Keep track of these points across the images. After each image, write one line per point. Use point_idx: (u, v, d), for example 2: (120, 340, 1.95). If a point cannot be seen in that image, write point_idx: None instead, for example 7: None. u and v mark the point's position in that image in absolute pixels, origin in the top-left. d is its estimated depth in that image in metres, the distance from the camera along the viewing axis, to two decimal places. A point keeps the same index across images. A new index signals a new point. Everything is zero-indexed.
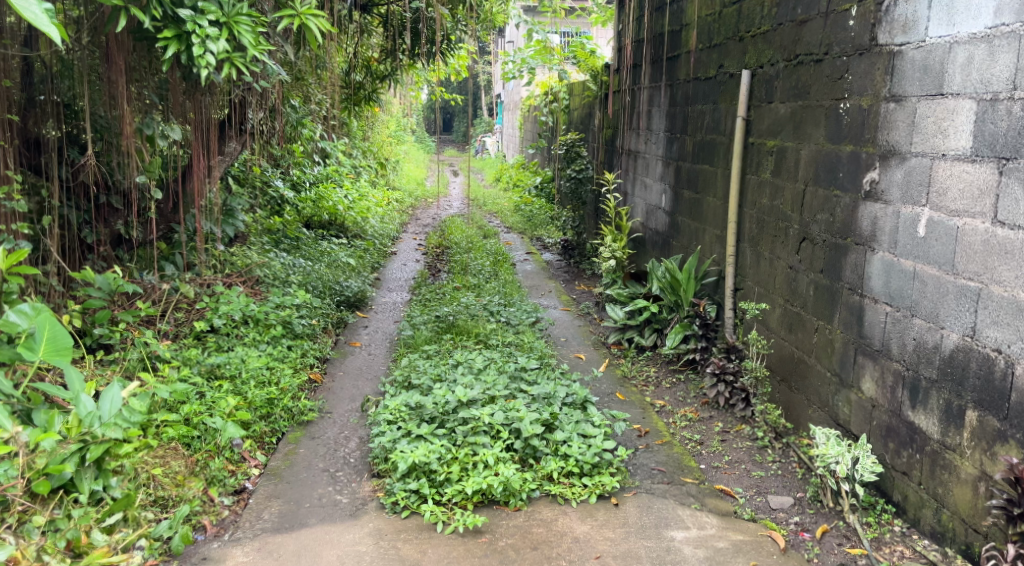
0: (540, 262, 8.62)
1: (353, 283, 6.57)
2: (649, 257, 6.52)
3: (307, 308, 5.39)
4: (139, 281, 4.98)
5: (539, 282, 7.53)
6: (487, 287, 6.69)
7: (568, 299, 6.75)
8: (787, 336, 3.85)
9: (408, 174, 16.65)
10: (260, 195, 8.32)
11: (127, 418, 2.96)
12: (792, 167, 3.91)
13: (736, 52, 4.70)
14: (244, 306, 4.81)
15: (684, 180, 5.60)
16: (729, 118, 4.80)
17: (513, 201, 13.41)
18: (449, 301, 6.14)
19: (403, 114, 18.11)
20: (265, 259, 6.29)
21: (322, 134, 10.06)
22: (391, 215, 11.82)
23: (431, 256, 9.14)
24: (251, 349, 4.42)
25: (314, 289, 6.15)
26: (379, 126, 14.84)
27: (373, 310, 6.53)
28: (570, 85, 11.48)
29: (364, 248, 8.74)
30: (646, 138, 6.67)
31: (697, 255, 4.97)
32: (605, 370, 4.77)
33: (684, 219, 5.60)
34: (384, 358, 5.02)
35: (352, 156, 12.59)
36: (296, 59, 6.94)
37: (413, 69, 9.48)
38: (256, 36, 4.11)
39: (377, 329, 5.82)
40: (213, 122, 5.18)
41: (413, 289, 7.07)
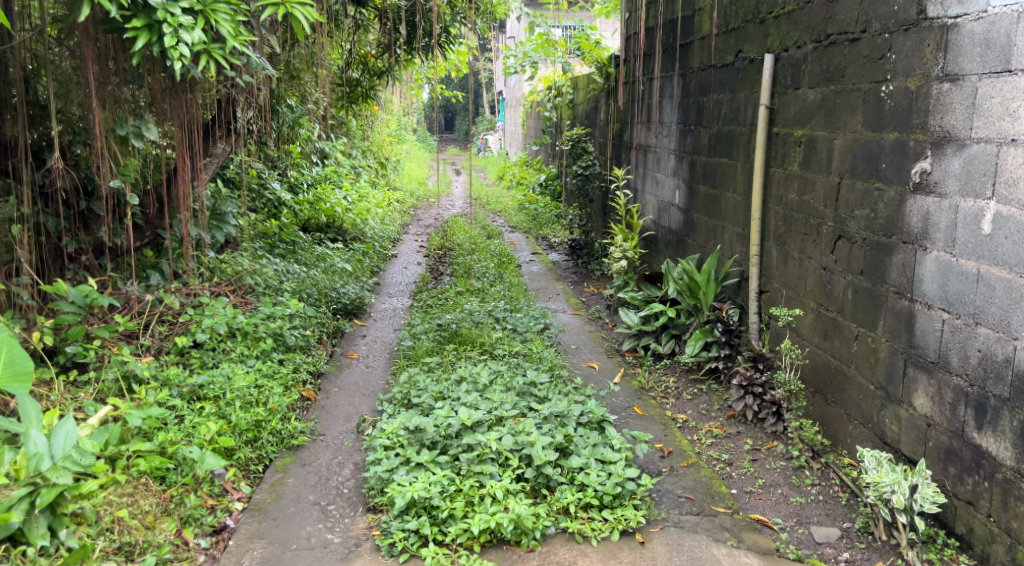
0: (545, 263, 8.30)
1: (350, 289, 6.26)
2: (663, 257, 6.18)
3: (301, 319, 5.07)
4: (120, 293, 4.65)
5: (545, 285, 7.19)
6: (492, 291, 6.35)
7: (577, 302, 6.41)
8: (822, 344, 3.50)
9: (409, 174, 16.32)
10: (256, 198, 8.00)
11: (78, 460, 2.67)
12: (824, 159, 3.57)
13: (756, 36, 4.36)
14: (232, 317, 4.49)
15: (700, 175, 5.26)
16: (749, 107, 4.47)
17: (517, 200, 13.09)
18: (453, 307, 5.79)
19: (403, 112, 17.77)
20: (257, 265, 5.97)
21: (318, 134, 9.74)
22: (391, 216, 11.50)
23: (433, 259, 8.82)
24: (238, 366, 4.11)
25: (309, 297, 5.84)
26: (379, 126, 14.52)
27: (372, 317, 6.22)
28: (574, 79, 11.16)
29: (363, 251, 8.41)
30: (658, 131, 6.33)
31: (717, 256, 4.64)
32: (621, 381, 4.43)
33: (699, 216, 5.27)
34: (382, 371, 4.70)
35: (351, 155, 12.27)
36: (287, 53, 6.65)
37: (412, 64, 9.16)
38: (236, 25, 3.80)
39: (376, 338, 5.50)
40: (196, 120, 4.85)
41: (414, 294, 6.76)
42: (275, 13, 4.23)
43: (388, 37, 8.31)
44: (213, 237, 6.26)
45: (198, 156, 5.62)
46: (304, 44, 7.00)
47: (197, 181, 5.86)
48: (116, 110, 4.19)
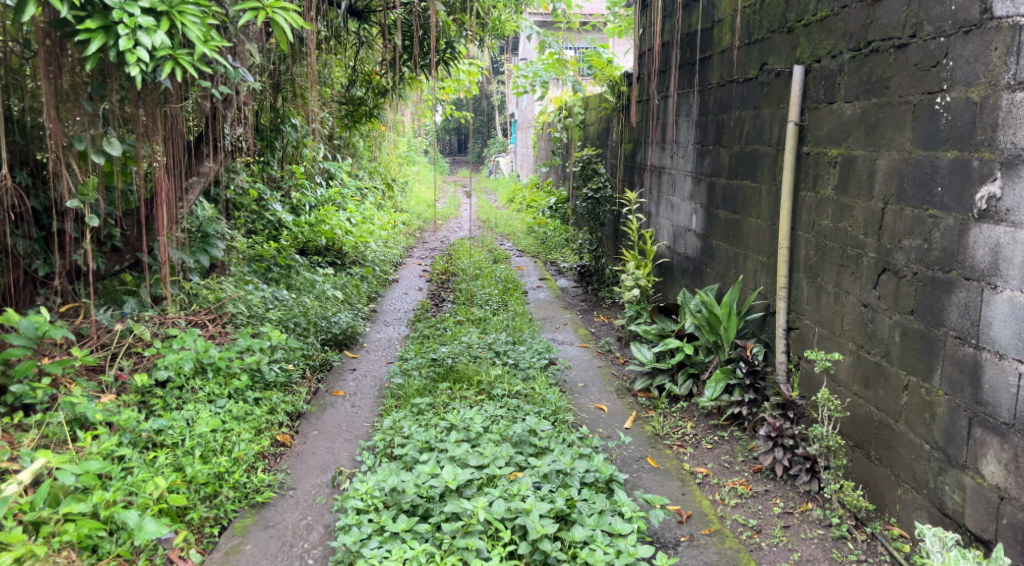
0: (553, 290, 7.89)
1: (342, 317, 5.88)
2: (678, 286, 5.76)
3: (284, 351, 4.68)
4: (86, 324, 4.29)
5: (552, 313, 6.77)
6: (495, 321, 5.92)
7: (586, 334, 5.99)
8: (862, 392, 3.06)
9: (417, 196, 15.98)
10: (254, 219, 7.63)
11: None
12: (864, 181, 3.14)
13: (783, 46, 3.93)
14: (203, 351, 4.08)
15: (719, 199, 4.84)
16: (774, 125, 4.03)
17: (526, 223, 12.72)
18: (453, 338, 5.37)
19: (413, 133, 17.45)
20: (242, 292, 5.59)
21: (320, 154, 9.39)
22: (396, 239, 11.13)
23: (435, 284, 8.44)
24: (205, 408, 3.71)
25: (296, 327, 5.45)
26: (387, 146, 14.19)
27: (365, 348, 5.82)
28: (585, 99, 10.81)
29: (361, 276, 8.04)
30: (673, 152, 5.93)
31: (739, 287, 4.19)
32: (633, 427, 3.95)
33: (719, 243, 4.84)
34: (368, 412, 4.27)
35: (356, 177, 11.95)
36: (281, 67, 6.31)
37: (417, 82, 8.83)
38: (207, 29, 3.45)
39: (366, 372, 5.10)
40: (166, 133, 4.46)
41: (412, 323, 6.36)
42: (256, 18, 3.88)
43: (391, 53, 7.97)
44: (197, 261, 5.81)
45: (180, 176, 5.26)
46: (300, 59, 6.65)
47: (181, 202, 5.50)
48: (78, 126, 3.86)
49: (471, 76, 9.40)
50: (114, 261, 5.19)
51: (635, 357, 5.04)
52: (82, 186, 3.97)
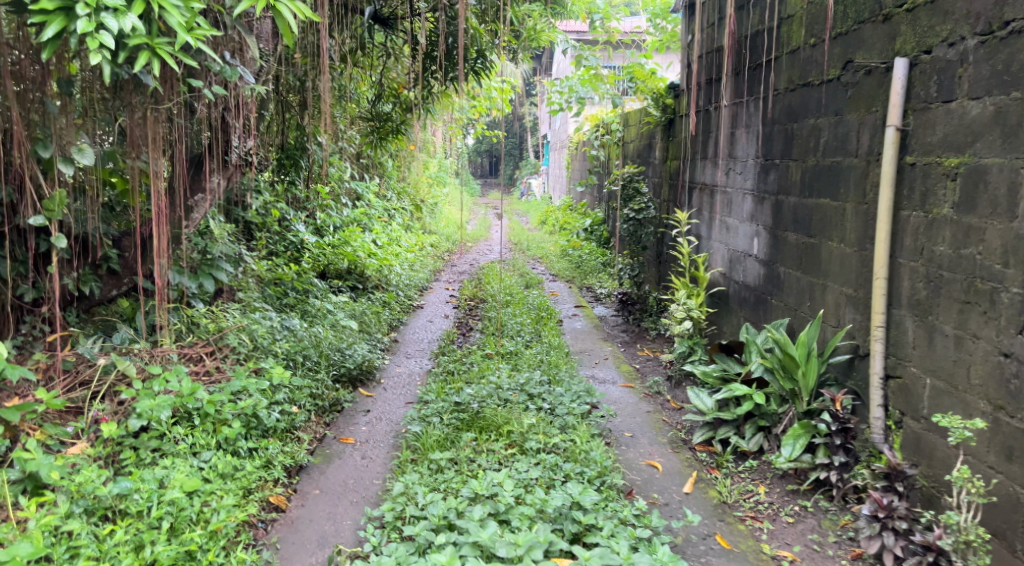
0: (591, 318, 7.31)
1: (358, 350, 5.36)
2: (733, 318, 5.11)
3: (287, 391, 4.32)
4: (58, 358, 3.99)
5: (591, 346, 6.15)
6: (528, 356, 5.31)
7: (629, 370, 5.39)
8: (1004, 469, 2.59)
9: (447, 218, 15.50)
10: (275, 240, 7.12)
11: None
12: (1002, 198, 2.60)
13: (877, 40, 3.26)
14: (188, 395, 3.67)
15: (788, 220, 4.18)
16: (863, 134, 3.35)
17: (560, 246, 12.16)
18: (483, 377, 4.78)
19: (445, 153, 17.02)
20: (248, 320, 5.07)
21: (345, 172, 8.93)
22: (423, 261, 10.63)
23: (463, 311, 7.91)
24: (186, 467, 3.27)
25: (304, 363, 4.95)
26: (417, 167, 13.74)
27: (382, 385, 5.28)
28: (625, 115, 10.27)
29: (383, 303, 7.52)
30: (729, 167, 5.33)
31: (820, 324, 3.48)
32: (695, 491, 3.31)
33: (787, 271, 4.18)
34: (380, 466, 3.74)
35: (385, 197, 11.50)
36: (301, 74, 5.84)
37: (448, 96, 8.33)
38: (191, 14, 2.98)
39: (381, 416, 4.57)
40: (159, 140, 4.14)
41: (436, 356, 5.81)
42: (254, 8, 3.39)
43: (419, 65, 7.46)
44: (201, 285, 5.14)
45: (182, 192, 4.79)
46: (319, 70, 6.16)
47: (185, 221, 5.03)
48: (49, 131, 3.77)
49: (504, 92, 8.82)
50: (110, 285, 4.78)
51: (689, 402, 4.40)
52: (45, 199, 3.83)
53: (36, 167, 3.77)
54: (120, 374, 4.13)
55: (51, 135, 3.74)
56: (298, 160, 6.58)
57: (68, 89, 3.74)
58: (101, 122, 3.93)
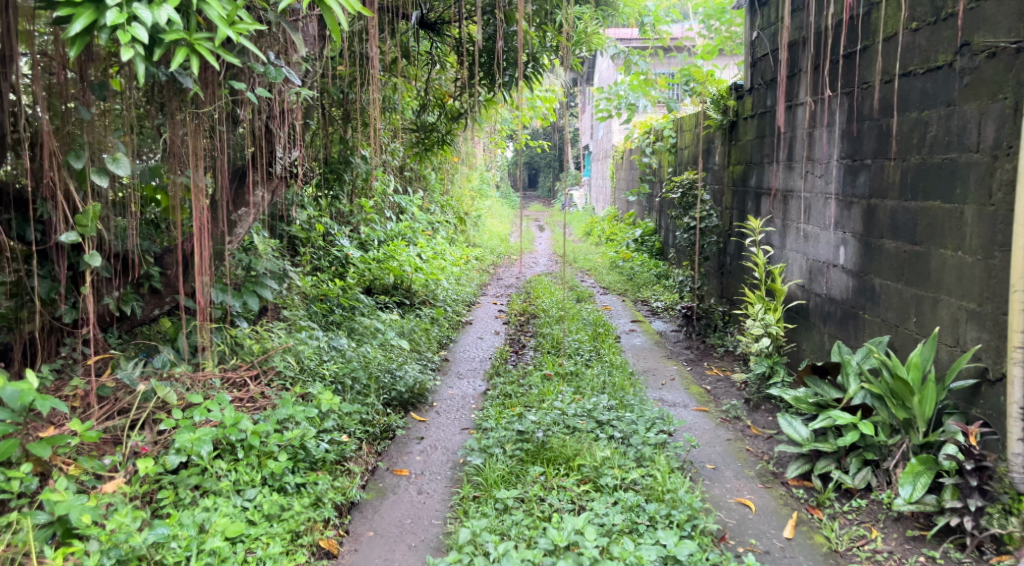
0: (650, 333, 6.93)
1: (409, 370, 5.05)
2: (812, 333, 4.72)
3: (336, 418, 4.04)
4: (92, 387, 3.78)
5: (654, 365, 5.79)
6: (591, 377, 4.94)
7: (700, 393, 5.03)
8: None
9: (490, 231, 15.20)
10: (320, 255, 6.86)
11: None
12: None
13: (1000, 21, 2.97)
14: (231, 427, 3.41)
15: (884, 226, 3.78)
16: (988, 127, 3.03)
17: (609, 257, 11.77)
18: (548, 403, 4.40)
19: (486, 165, 16.74)
20: (293, 341, 4.81)
21: (389, 185, 8.68)
22: (469, 275, 10.32)
23: (514, 326, 7.59)
24: (228, 510, 3.09)
25: (352, 386, 4.64)
26: (460, 179, 13.47)
27: (435, 408, 4.96)
28: (677, 121, 9.93)
29: (431, 319, 7.22)
30: (809, 171, 4.94)
31: (932, 342, 3.13)
32: (799, 537, 3.01)
33: (883, 282, 3.78)
34: (438, 503, 3.44)
35: (429, 211, 11.23)
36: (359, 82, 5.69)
37: (495, 104, 8.04)
38: (232, 7, 2.73)
39: (435, 444, 4.25)
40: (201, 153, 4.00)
41: (490, 377, 5.48)
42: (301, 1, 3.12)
43: (466, 71, 7.15)
44: (245, 303, 4.85)
45: (224, 205, 4.54)
46: (365, 77, 5.88)
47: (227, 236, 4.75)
48: (89, 145, 3.72)
49: (547, 101, 8.67)
50: (151, 304, 4.54)
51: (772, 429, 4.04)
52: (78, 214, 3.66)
53: (69, 179, 3.68)
54: (160, 401, 3.88)
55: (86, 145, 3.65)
56: (344, 174, 6.57)
57: (102, 94, 3.67)
58: (148, 139, 3.95)
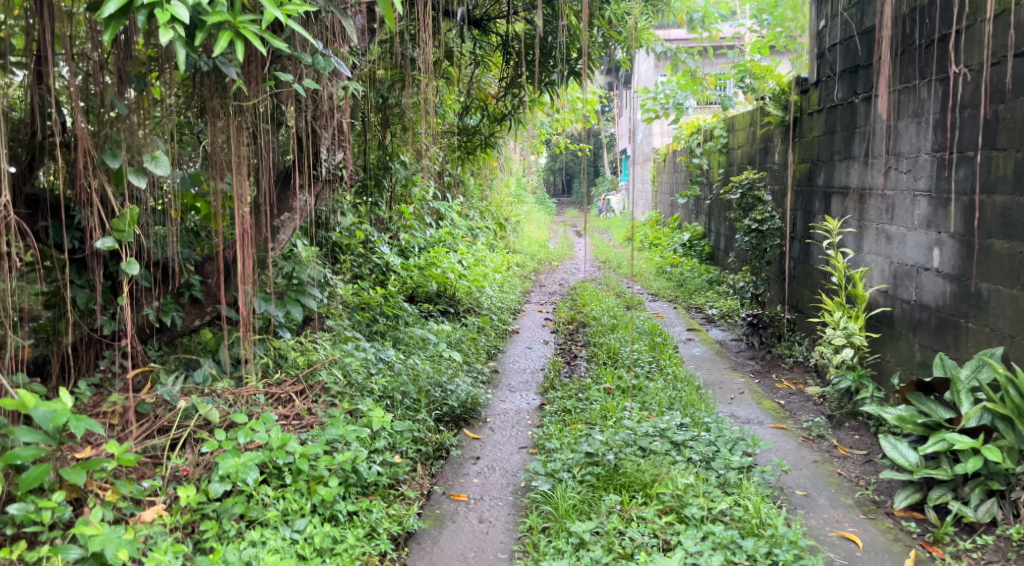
0: (709, 343, 6.59)
1: (460, 384, 4.75)
2: (898, 343, 4.37)
3: (388, 437, 3.76)
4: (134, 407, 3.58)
5: (719, 379, 5.46)
6: (655, 392, 4.62)
7: (776, 411, 4.70)
8: None
9: (528, 237, 14.87)
10: (361, 263, 6.60)
11: None
12: None
13: None
14: (278, 449, 3.19)
15: (994, 222, 3.49)
16: None
17: (655, 262, 11.39)
18: (613, 421, 4.08)
19: (523, 170, 16.41)
20: (340, 353, 4.54)
21: (430, 190, 8.41)
22: (511, 282, 10.01)
23: (564, 335, 7.27)
24: (275, 543, 2.86)
25: (402, 401, 4.35)
26: (497, 185, 13.16)
27: (488, 423, 4.66)
28: (729, 120, 9.60)
29: (478, 328, 6.91)
30: (891, 166, 4.63)
31: None
32: None
33: (993, 286, 3.47)
34: (504, 535, 3.15)
35: (468, 217, 10.94)
36: (412, 85, 5.55)
37: (542, 104, 7.76)
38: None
39: (493, 464, 3.95)
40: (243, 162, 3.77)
41: (544, 390, 5.17)
42: None
43: (512, 70, 6.88)
44: (289, 314, 4.60)
45: (268, 210, 4.30)
46: (411, 77, 5.61)
47: (271, 243, 4.50)
48: (126, 145, 3.47)
49: (589, 103, 8.63)
50: (193, 315, 4.30)
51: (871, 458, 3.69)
52: (115, 218, 3.45)
53: (105, 180, 3.47)
54: (202, 420, 3.64)
55: (122, 143, 3.42)
56: (383, 181, 6.37)
57: (140, 86, 3.46)
58: (188, 146, 3.84)
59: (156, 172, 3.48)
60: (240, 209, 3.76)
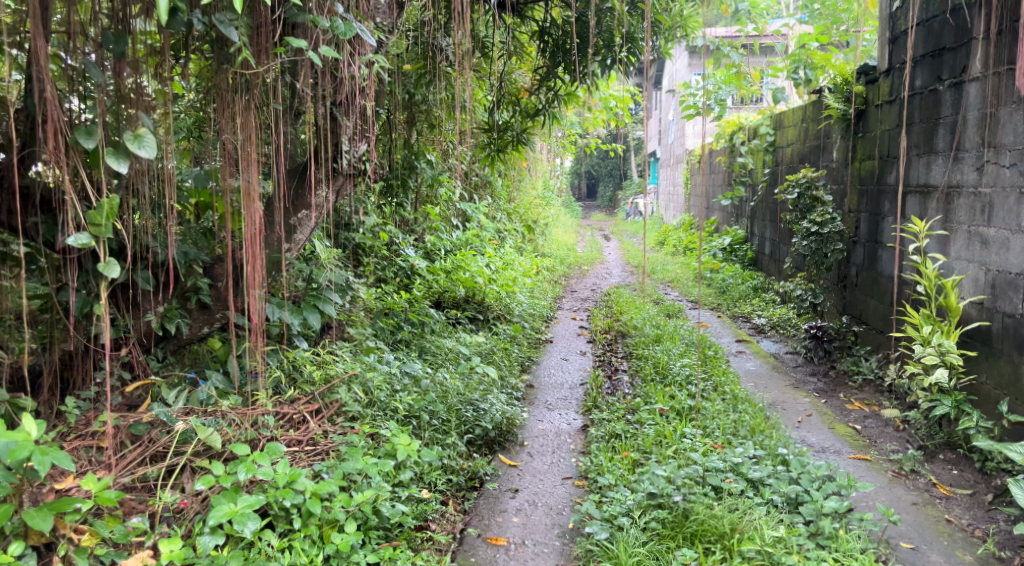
0: (763, 356, 6.06)
1: (495, 402, 4.22)
2: (1006, 363, 3.95)
3: (415, 468, 3.29)
4: (126, 431, 3.15)
5: (782, 399, 4.94)
6: (717, 416, 4.11)
7: (858, 442, 4.20)
8: None
9: (557, 240, 14.30)
10: (383, 266, 6.10)
11: None
12: None
13: None
14: (284, 489, 2.82)
15: None
16: None
17: (693, 267, 10.79)
18: (674, 457, 3.52)
19: (549, 171, 15.83)
20: (361, 366, 4.05)
21: (457, 190, 7.88)
22: (542, 287, 9.47)
23: (602, 345, 6.74)
24: None
25: (431, 422, 3.84)
26: (524, 187, 12.61)
27: (526, 446, 4.12)
28: (777, 116, 9.07)
29: (510, 337, 6.38)
30: (990, 160, 4.23)
31: None
32: None
33: None
34: None
35: (496, 219, 10.41)
36: (442, 71, 5.06)
37: (579, 98, 7.23)
38: None
39: (535, 498, 3.45)
40: (255, 162, 3.37)
41: (586, 410, 4.65)
42: None
43: (548, 60, 6.37)
44: (305, 321, 4.10)
45: (283, 205, 3.83)
46: (439, 66, 5.07)
47: (286, 243, 4.02)
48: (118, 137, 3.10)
49: (622, 102, 8.24)
50: (201, 322, 3.82)
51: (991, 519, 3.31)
52: (91, 210, 2.97)
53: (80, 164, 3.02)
54: (202, 444, 3.16)
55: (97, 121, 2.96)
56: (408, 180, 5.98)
57: (118, 46, 3.07)
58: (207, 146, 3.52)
59: (140, 156, 2.99)
60: (254, 209, 3.38)
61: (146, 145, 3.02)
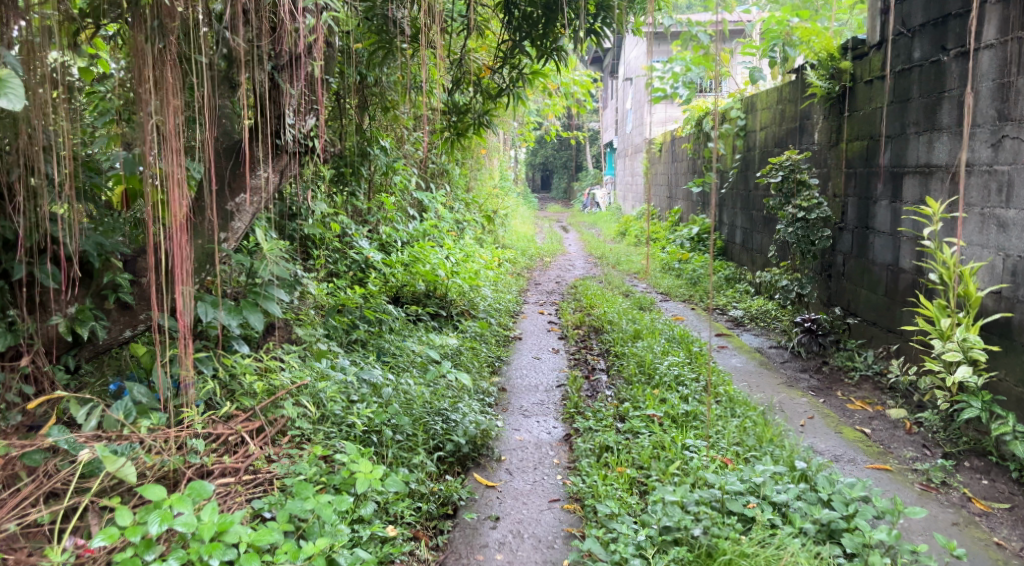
0: (748, 352, 5.60)
1: (465, 411, 3.69)
2: None
3: (381, 503, 2.82)
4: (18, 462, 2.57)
5: (779, 400, 4.47)
6: (719, 424, 3.62)
7: (873, 448, 3.75)
8: None
9: (515, 232, 13.73)
10: (335, 258, 5.51)
11: None
12: None
13: None
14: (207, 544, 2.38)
15: None
16: None
17: (660, 257, 10.34)
18: (680, 478, 3.04)
19: (506, 161, 15.23)
20: (311, 373, 3.50)
21: (413, 178, 7.29)
22: (504, 280, 8.91)
23: (574, 342, 6.22)
24: None
25: (394, 438, 3.31)
26: (482, 176, 11.99)
27: (503, 460, 3.58)
28: (748, 100, 8.66)
29: (476, 335, 5.84)
30: (1008, 134, 3.79)
31: None
32: None
33: None
34: None
35: (454, 209, 9.81)
36: (397, 41, 4.50)
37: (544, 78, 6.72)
38: None
39: (520, 529, 2.95)
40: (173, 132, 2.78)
41: (566, 418, 4.13)
42: None
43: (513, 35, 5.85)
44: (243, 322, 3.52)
45: (213, 185, 3.23)
46: (392, 38, 4.47)
47: (222, 232, 3.46)
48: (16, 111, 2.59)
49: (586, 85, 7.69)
50: (124, 325, 3.22)
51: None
52: None
53: None
54: (112, 476, 2.59)
55: None
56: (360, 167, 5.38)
57: None
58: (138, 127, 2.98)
59: (1, 105, 2.46)
60: (173, 190, 2.77)
61: (11, 93, 2.48)
